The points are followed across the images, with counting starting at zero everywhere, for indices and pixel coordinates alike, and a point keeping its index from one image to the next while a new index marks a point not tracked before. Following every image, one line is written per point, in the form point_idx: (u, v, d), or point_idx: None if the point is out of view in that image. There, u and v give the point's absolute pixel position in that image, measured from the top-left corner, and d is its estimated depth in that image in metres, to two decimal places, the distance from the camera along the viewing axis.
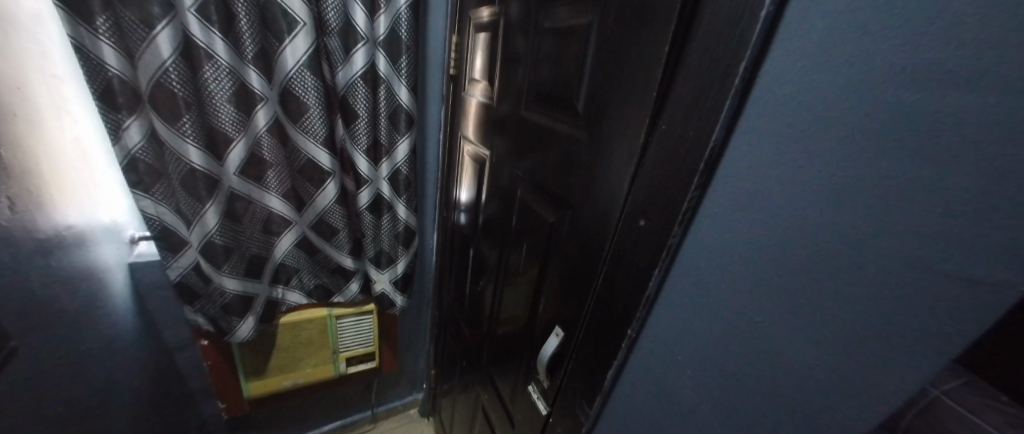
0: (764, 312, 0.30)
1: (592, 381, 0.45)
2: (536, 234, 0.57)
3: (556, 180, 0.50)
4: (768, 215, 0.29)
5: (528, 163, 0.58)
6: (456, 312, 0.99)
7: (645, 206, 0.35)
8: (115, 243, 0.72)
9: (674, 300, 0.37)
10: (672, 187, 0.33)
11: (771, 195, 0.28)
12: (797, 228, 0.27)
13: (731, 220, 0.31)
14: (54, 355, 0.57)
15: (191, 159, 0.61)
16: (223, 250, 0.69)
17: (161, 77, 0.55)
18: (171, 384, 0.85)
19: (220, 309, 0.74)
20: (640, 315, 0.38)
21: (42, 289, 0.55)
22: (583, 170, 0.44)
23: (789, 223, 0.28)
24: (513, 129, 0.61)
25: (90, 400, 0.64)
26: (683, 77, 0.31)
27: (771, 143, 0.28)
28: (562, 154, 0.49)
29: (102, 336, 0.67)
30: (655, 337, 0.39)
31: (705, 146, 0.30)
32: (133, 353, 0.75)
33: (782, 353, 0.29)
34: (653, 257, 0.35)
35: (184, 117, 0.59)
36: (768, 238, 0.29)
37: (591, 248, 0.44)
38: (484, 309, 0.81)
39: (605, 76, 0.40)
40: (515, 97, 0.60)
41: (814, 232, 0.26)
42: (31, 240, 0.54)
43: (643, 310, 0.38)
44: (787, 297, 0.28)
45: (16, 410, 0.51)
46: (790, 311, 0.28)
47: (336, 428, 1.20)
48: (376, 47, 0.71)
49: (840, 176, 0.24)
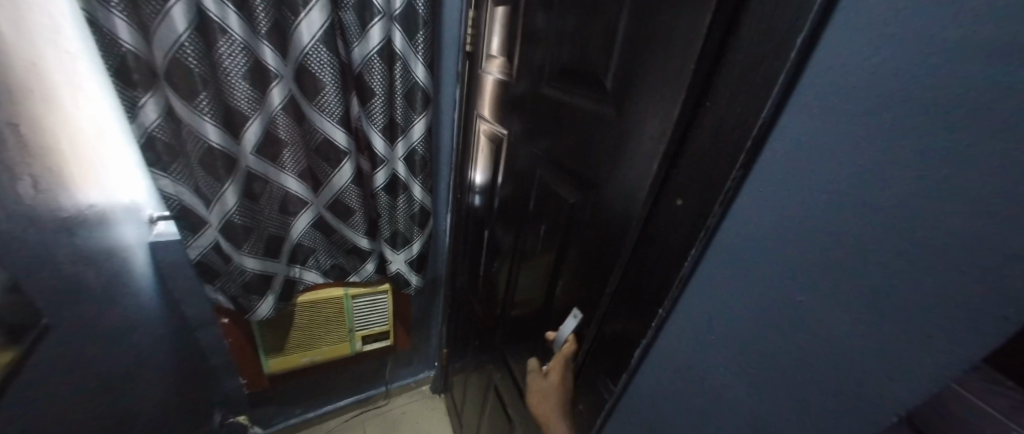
0: (797, 299, 0.28)
1: (615, 361, 0.46)
2: (559, 216, 0.56)
3: (584, 161, 0.49)
4: (813, 194, 0.26)
5: (551, 145, 0.56)
6: (472, 293, 0.99)
7: (683, 183, 0.34)
8: (135, 223, 0.73)
9: (704, 286, 0.35)
10: (716, 165, 0.31)
11: (820, 174, 0.26)
12: (839, 210, 0.25)
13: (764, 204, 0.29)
14: (82, 332, 0.59)
15: (209, 137, 0.61)
16: (243, 229, 0.69)
17: (176, 52, 0.54)
18: (196, 359, 0.88)
19: (241, 287, 0.75)
20: (672, 296, 0.37)
21: (69, 266, 0.57)
22: (610, 149, 0.43)
23: (833, 202, 0.25)
24: (534, 109, 0.60)
25: (119, 374, 0.66)
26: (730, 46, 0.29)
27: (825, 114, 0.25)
28: (591, 131, 0.47)
29: (129, 314, 0.69)
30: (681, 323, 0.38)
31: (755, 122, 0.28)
32: (159, 330, 0.77)
33: (808, 340, 0.28)
34: (692, 237, 0.34)
35: (200, 94, 0.58)
36: (812, 221, 0.27)
37: (614, 229, 0.44)
38: (496, 287, 0.83)
39: (635, 55, 0.39)
40: (535, 74, 0.58)
41: (866, 214, 0.24)
42: (54, 218, 0.55)
43: (676, 290, 0.36)
44: (818, 281, 0.27)
45: (51, 385, 0.53)
46: (826, 297, 0.27)
47: (353, 403, 1.24)
48: (393, 22, 0.68)
49: (900, 151, 0.21)
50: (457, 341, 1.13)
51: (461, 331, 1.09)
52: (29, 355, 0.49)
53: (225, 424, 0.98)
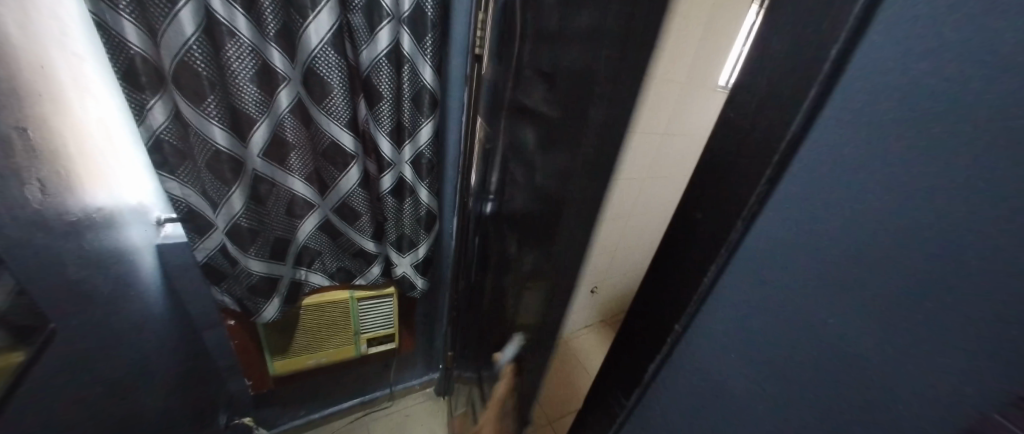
0: (811, 342, 0.24)
1: (618, 380, 0.41)
2: (541, 234, 0.52)
3: (563, 178, 0.44)
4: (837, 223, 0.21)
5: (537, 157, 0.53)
6: (472, 300, 0.98)
7: (678, 208, 0.28)
8: (143, 225, 0.73)
9: (713, 326, 0.29)
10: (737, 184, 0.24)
11: (843, 199, 0.20)
12: (873, 243, 0.20)
13: (803, 233, 0.22)
14: (88, 336, 0.58)
15: (216, 140, 0.60)
16: (249, 232, 0.69)
17: (184, 55, 0.53)
18: (202, 361, 0.88)
19: (246, 289, 0.75)
20: (678, 331, 0.31)
21: (76, 269, 0.56)
22: (589, 170, 0.38)
23: (863, 233, 0.20)
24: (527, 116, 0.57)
25: (125, 377, 0.66)
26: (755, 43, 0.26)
27: (851, 124, 0.19)
28: (569, 146, 0.42)
29: (135, 316, 0.69)
30: (694, 356, 0.32)
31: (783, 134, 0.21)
32: (165, 333, 0.77)
33: (827, 386, 0.24)
34: (698, 272, 0.28)
35: (208, 97, 0.57)
36: (839, 258, 0.21)
37: (562, 233, 0.45)
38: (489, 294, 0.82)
39: (577, 64, 0.40)
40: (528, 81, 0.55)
41: (902, 249, 0.19)
42: (61, 222, 0.54)
43: (682, 326, 0.31)
44: (842, 327, 0.22)
45: (58, 389, 0.53)
46: (849, 344, 0.22)
47: (357, 404, 1.24)
48: (401, 25, 0.67)
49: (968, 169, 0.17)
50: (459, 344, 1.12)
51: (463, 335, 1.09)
52: (38, 360, 0.49)
53: (231, 425, 0.97)
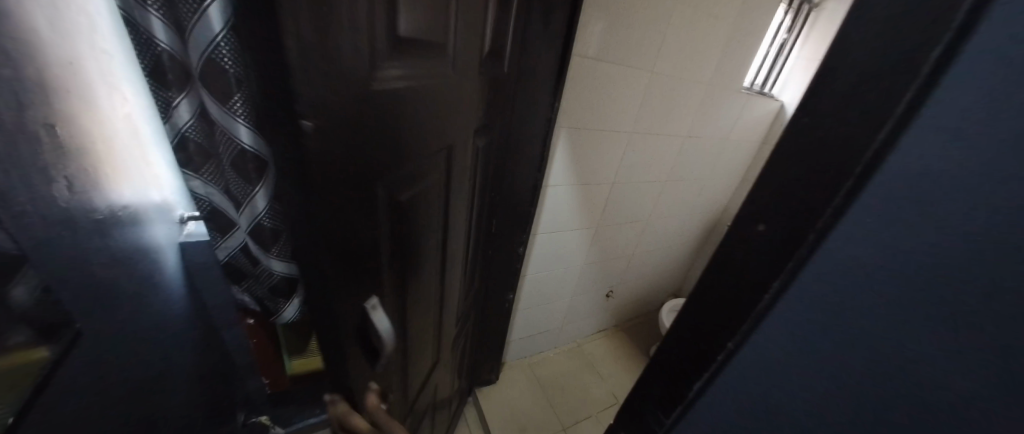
0: (879, 325, 0.29)
1: (659, 388, 0.42)
2: (359, 209, 0.40)
3: (334, 134, 0.33)
4: (881, 249, 0.27)
5: (402, 132, 0.43)
6: (466, 299, 0.94)
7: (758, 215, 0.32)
8: (165, 223, 0.71)
9: (766, 345, 0.33)
10: (814, 191, 0.28)
11: (890, 232, 0.27)
12: (920, 248, 0.26)
13: (869, 236, 0.27)
14: (114, 335, 0.59)
15: (241, 138, 0.57)
16: (270, 234, 0.68)
17: (212, 51, 0.50)
18: (221, 359, 0.88)
19: (267, 290, 0.76)
20: (731, 347, 0.35)
21: (102, 268, 0.57)
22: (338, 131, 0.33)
23: (913, 244, 0.27)
24: (445, 83, 0.48)
25: (148, 375, 0.66)
26: (839, 48, 0.26)
27: (922, 157, 0.25)
28: (331, 86, 0.31)
29: (158, 314, 0.69)
30: (760, 357, 0.34)
31: (858, 154, 0.26)
32: (186, 330, 0.77)
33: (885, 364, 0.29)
34: (758, 295, 0.32)
35: (234, 96, 0.55)
36: (887, 274, 0.28)
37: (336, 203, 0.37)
38: (435, 295, 0.70)
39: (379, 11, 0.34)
40: (450, 59, 0.48)
41: (930, 260, 0.26)
42: (88, 220, 0.54)
43: (735, 343, 0.34)
44: (886, 323, 0.29)
45: (83, 386, 0.53)
46: (884, 332, 0.29)
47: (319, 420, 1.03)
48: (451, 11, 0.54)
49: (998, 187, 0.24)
50: (464, 346, 1.10)
51: (466, 338, 1.09)
52: (62, 357, 0.49)
53: (245, 425, 0.97)
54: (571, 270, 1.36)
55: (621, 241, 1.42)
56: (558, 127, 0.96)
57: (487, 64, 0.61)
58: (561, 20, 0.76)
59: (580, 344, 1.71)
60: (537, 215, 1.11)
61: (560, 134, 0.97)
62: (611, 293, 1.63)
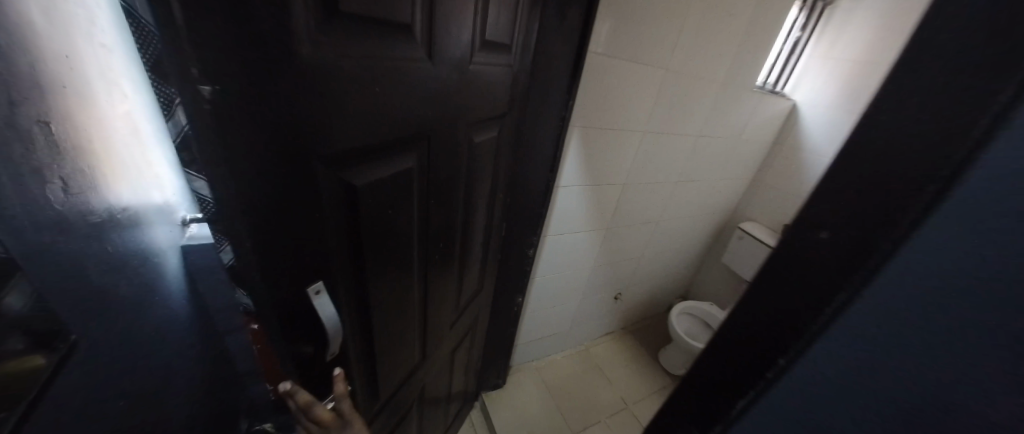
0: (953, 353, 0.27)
1: (698, 405, 0.41)
2: (294, 193, 0.38)
3: (238, 110, 0.31)
4: (965, 268, 0.25)
5: (348, 114, 0.39)
6: (467, 300, 0.91)
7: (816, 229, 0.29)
8: (167, 224, 0.70)
9: (822, 363, 0.32)
10: (883, 208, 0.26)
11: (976, 244, 0.25)
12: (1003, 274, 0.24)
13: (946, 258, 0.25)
14: (112, 346, 0.56)
15: None
16: None
17: None
18: (224, 365, 0.86)
19: None
20: (781, 365, 0.33)
21: (99, 276, 0.54)
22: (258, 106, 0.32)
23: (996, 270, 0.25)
24: (419, 65, 0.45)
25: (149, 386, 0.63)
26: (913, 57, 0.25)
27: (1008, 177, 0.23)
28: (227, 56, 0.29)
29: (158, 322, 0.66)
30: (814, 378, 0.32)
31: (938, 171, 0.24)
32: (188, 338, 0.74)
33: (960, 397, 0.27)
34: (817, 308, 0.30)
35: None
36: (965, 300, 0.26)
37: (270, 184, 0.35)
38: (425, 286, 0.68)
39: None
40: (419, 41, 0.45)
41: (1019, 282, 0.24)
42: (84, 223, 0.52)
43: (787, 360, 0.33)
44: (959, 351, 0.27)
45: (81, 400, 0.50)
46: (960, 362, 0.27)
47: None
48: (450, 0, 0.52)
49: None
50: (469, 349, 1.07)
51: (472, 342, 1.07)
52: (57, 371, 0.46)
53: None
54: (580, 272, 1.34)
55: (629, 243, 1.40)
56: (571, 126, 0.93)
57: (483, 55, 0.58)
58: (575, 16, 0.74)
59: (588, 346, 1.69)
60: (549, 215, 1.08)
61: (573, 134, 0.95)
62: (620, 295, 1.61)
